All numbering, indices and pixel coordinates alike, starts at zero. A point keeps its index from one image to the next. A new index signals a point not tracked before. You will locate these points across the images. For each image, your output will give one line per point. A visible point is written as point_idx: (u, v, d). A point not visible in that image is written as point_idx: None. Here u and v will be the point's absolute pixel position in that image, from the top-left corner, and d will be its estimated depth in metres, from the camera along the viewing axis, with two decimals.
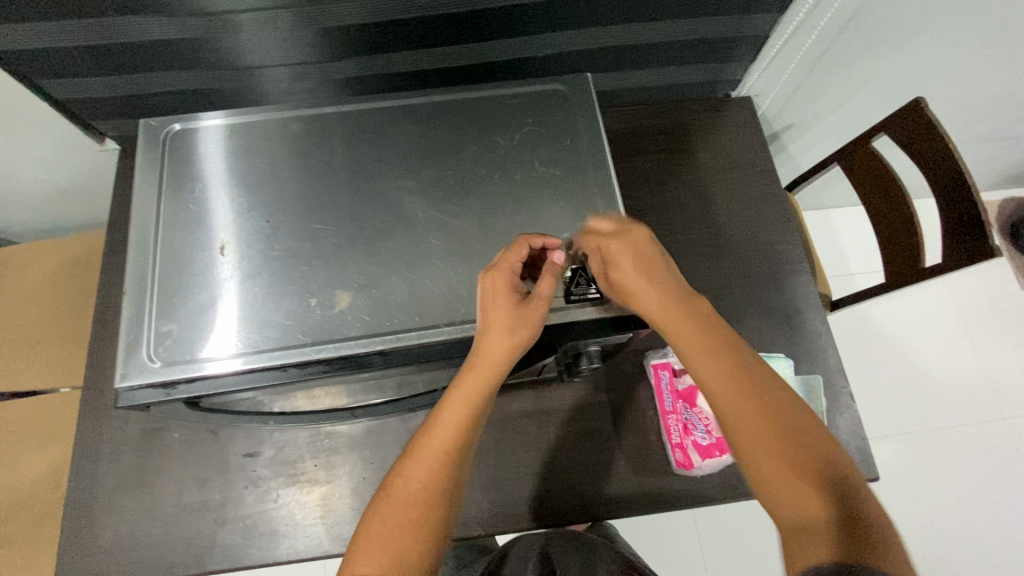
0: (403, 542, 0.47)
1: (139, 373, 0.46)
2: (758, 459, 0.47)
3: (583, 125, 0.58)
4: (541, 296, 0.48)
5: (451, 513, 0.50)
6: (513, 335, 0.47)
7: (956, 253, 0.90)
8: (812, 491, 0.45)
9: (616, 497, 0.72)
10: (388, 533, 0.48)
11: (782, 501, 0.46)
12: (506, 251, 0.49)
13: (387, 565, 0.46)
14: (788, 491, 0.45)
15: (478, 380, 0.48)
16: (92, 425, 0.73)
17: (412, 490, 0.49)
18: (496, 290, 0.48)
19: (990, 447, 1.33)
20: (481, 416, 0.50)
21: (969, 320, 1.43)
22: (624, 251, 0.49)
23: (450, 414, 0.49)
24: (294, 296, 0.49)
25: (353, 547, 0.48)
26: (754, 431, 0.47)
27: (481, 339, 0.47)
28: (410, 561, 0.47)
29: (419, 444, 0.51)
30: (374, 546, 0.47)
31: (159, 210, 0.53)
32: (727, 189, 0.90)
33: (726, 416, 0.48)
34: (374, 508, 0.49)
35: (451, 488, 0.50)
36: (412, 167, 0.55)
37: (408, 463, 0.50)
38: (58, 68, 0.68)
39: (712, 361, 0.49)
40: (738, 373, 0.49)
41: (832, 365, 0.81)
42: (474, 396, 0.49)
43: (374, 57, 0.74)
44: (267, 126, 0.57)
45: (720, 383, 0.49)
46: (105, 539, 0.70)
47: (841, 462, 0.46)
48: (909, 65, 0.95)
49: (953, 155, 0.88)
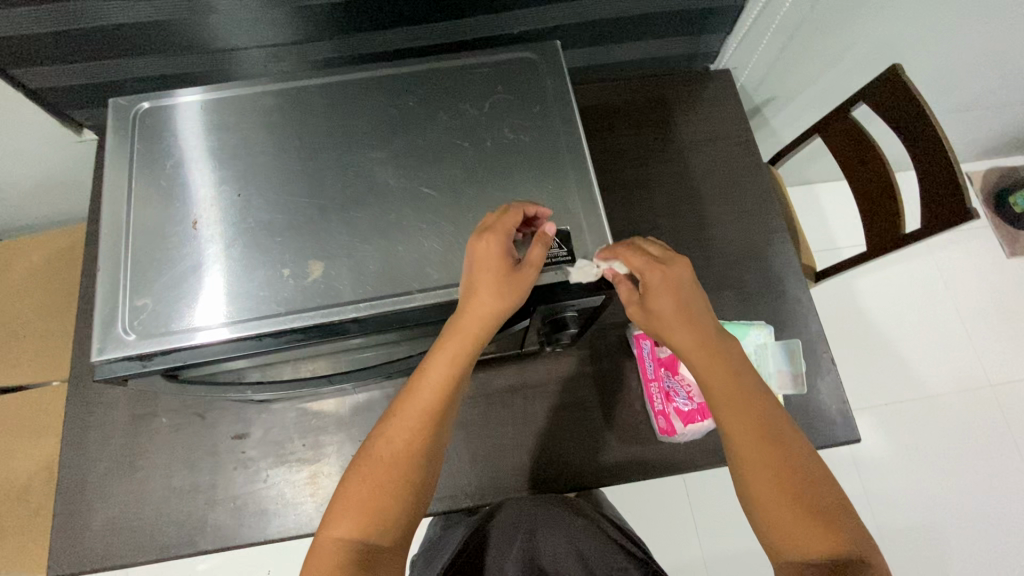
0: (382, 502, 0.49)
1: (115, 346, 0.47)
2: (772, 502, 0.50)
3: (553, 91, 0.59)
4: (530, 263, 0.49)
5: (432, 474, 0.52)
6: (500, 299, 0.47)
7: (934, 216, 0.91)
8: (815, 540, 0.48)
9: (601, 464, 0.73)
10: (367, 494, 0.49)
11: (789, 546, 0.49)
12: (502, 215, 0.49)
13: (367, 524, 0.48)
14: (796, 536, 0.49)
15: (463, 343, 0.49)
16: (80, 412, 0.74)
17: (393, 453, 0.50)
18: (490, 254, 0.47)
19: (978, 414, 1.35)
20: (462, 379, 0.52)
21: (955, 289, 1.44)
22: (662, 283, 0.53)
23: (432, 379, 0.51)
24: (268, 267, 0.49)
25: (333, 506, 0.50)
26: (769, 474, 0.51)
27: (465, 301, 0.48)
28: (389, 521, 0.49)
29: (400, 408, 0.52)
30: (354, 506, 0.49)
31: (131, 186, 0.53)
32: (706, 160, 0.90)
33: (741, 454, 0.52)
34: (355, 469, 0.51)
35: (431, 450, 0.51)
36: (383, 139, 0.55)
37: (391, 426, 0.51)
38: (30, 56, 0.68)
39: (738, 413, 0.53)
40: (760, 431, 0.52)
41: (813, 330, 0.82)
42: (458, 359, 0.50)
43: (349, 37, 0.74)
44: (237, 102, 0.57)
45: (740, 437, 0.52)
46: (96, 524, 0.70)
47: (850, 514, 0.50)
48: (885, 33, 0.96)
49: (929, 119, 0.88)
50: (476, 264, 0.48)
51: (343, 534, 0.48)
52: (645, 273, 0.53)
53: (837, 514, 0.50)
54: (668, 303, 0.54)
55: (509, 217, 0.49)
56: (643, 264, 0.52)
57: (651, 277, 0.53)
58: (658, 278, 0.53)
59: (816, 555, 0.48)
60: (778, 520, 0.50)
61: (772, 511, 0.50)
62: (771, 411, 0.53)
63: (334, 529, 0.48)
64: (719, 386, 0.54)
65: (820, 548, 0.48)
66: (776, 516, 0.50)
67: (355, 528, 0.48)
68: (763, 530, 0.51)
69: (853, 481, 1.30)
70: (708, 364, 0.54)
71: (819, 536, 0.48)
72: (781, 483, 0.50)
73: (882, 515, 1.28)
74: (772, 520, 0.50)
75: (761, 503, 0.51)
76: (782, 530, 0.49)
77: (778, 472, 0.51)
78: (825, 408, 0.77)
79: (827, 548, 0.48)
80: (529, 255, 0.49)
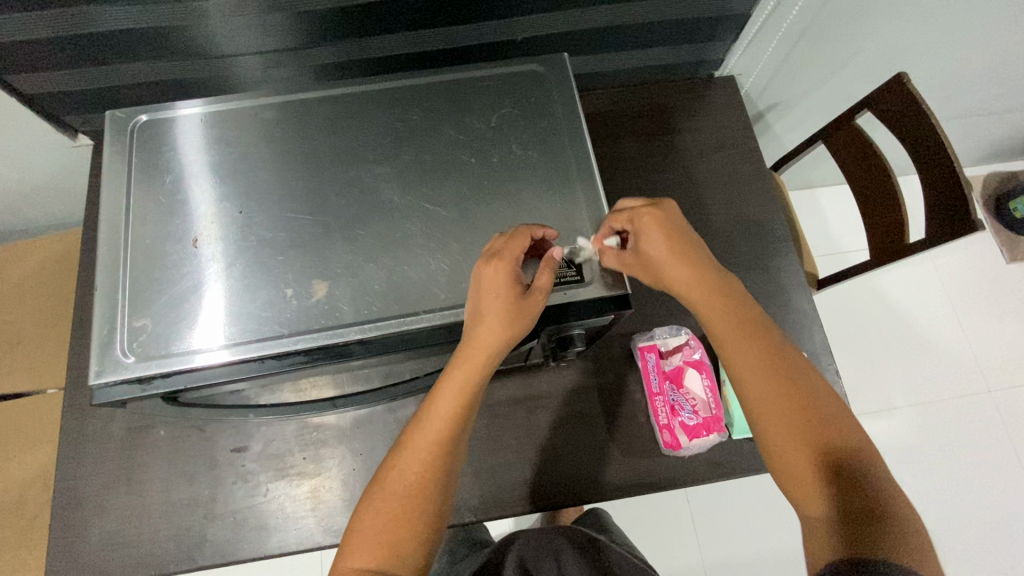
0: (397, 530, 0.49)
1: (113, 369, 0.45)
2: (783, 447, 0.50)
3: (561, 104, 0.58)
4: (538, 288, 0.48)
5: (443, 502, 0.51)
6: (509, 326, 0.46)
7: (940, 226, 0.90)
8: (826, 485, 0.48)
9: (606, 479, 0.73)
10: (381, 526, 0.49)
11: (803, 491, 0.49)
12: (509, 241, 0.48)
13: (381, 555, 0.48)
14: (809, 480, 0.49)
15: (470, 369, 0.49)
16: (76, 425, 0.73)
17: (407, 479, 0.50)
18: (497, 281, 0.46)
19: (977, 419, 1.35)
20: (471, 405, 0.52)
21: (955, 294, 1.44)
22: (654, 224, 0.53)
23: (441, 404, 0.51)
24: (271, 286, 0.48)
25: (347, 540, 0.49)
26: (781, 419, 0.51)
27: (474, 327, 0.47)
28: (405, 551, 0.48)
29: (411, 436, 0.52)
30: (368, 537, 0.48)
31: (129, 202, 0.51)
32: (711, 168, 0.90)
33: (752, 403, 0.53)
34: (368, 500, 0.50)
35: (443, 476, 0.51)
36: (387, 153, 0.54)
37: (402, 455, 0.51)
38: (24, 62, 0.66)
39: (742, 352, 0.53)
40: (768, 369, 0.53)
41: (817, 342, 0.82)
42: (466, 385, 0.50)
43: (351, 43, 0.73)
44: (238, 115, 0.55)
45: (746, 373, 0.53)
46: (92, 539, 0.69)
47: (866, 454, 0.49)
48: (891, 41, 0.95)
49: (934, 128, 0.88)
50: (482, 291, 0.47)
51: (358, 566, 0.47)
52: (635, 220, 0.53)
53: (855, 459, 0.48)
54: (661, 244, 0.53)
55: (516, 241, 0.48)
56: (630, 211, 0.52)
57: (641, 221, 0.52)
58: (652, 224, 0.53)
59: (832, 502, 0.47)
60: (791, 465, 0.50)
61: (785, 456, 0.50)
62: (779, 348, 0.54)
63: (349, 562, 0.48)
64: (726, 332, 0.54)
65: (834, 494, 0.47)
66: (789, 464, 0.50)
67: (370, 559, 0.47)
68: (781, 480, 0.51)
69: None
70: (710, 304, 0.55)
71: (833, 480, 0.48)
72: (795, 429, 0.50)
73: None
74: (785, 464, 0.50)
75: (773, 449, 0.51)
76: (796, 474, 0.49)
77: (786, 407, 0.51)
78: None
79: (843, 493, 0.47)
80: (538, 279, 0.48)
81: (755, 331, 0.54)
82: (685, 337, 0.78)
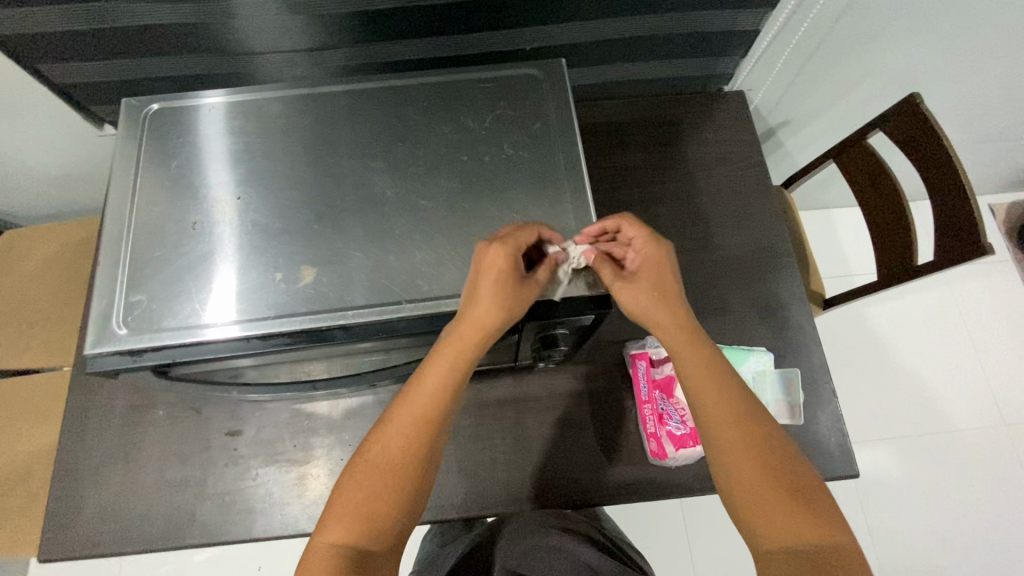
0: (374, 506, 0.49)
1: (107, 340, 0.47)
2: (747, 489, 0.50)
3: (554, 107, 0.59)
4: (535, 280, 0.50)
5: (424, 482, 0.52)
6: (505, 308, 0.47)
7: (949, 249, 0.88)
8: (792, 524, 0.48)
9: (588, 484, 0.73)
10: (360, 500, 0.49)
11: (765, 528, 0.49)
12: (518, 231, 0.50)
13: (357, 531, 0.48)
14: (773, 521, 0.49)
15: (461, 349, 0.49)
16: (80, 400, 0.75)
17: (388, 455, 0.51)
18: (493, 264, 0.47)
19: (991, 452, 1.31)
20: (459, 387, 0.52)
21: (971, 322, 1.41)
22: (654, 258, 0.54)
23: (426, 384, 0.51)
24: (261, 269, 0.50)
25: (326, 512, 0.50)
26: (743, 456, 0.51)
27: (467, 308, 0.48)
28: (382, 528, 0.49)
29: (395, 412, 0.52)
30: (346, 512, 0.49)
31: (135, 184, 0.54)
32: (714, 181, 0.90)
33: (712, 435, 0.53)
34: (350, 473, 0.51)
35: (424, 456, 0.51)
36: (382, 149, 0.56)
37: (386, 431, 0.51)
38: (57, 52, 0.71)
39: (707, 388, 0.53)
40: (732, 408, 0.53)
41: (814, 359, 0.81)
42: (458, 365, 0.50)
43: (364, 47, 0.76)
44: (245, 107, 0.58)
45: (711, 411, 0.53)
46: (86, 512, 0.71)
47: (821, 493, 0.50)
48: (906, 60, 0.94)
49: (946, 149, 0.86)
50: (480, 270, 0.48)
51: (334, 540, 0.48)
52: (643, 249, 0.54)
53: (815, 498, 0.49)
54: (650, 280, 0.53)
55: (523, 232, 0.50)
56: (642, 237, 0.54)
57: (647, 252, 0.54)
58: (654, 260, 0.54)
59: (796, 545, 0.48)
60: (756, 508, 0.50)
61: (751, 498, 0.50)
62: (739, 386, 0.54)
63: (325, 535, 0.48)
64: (701, 380, 0.53)
65: (801, 534, 0.48)
66: (752, 501, 0.50)
67: (346, 534, 0.48)
68: (740, 515, 0.51)
69: (856, 515, 1.26)
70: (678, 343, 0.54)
71: (796, 520, 0.48)
72: (755, 466, 0.51)
73: (886, 555, 1.24)
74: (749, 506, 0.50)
75: (736, 491, 0.51)
76: (763, 517, 0.49)
77: (750, 446, 0.51)
78: (823, 441, 0.76)
79: (806, 537, 0.48)
80: (540, 272, 0.50)
81: (719, 368, 0.54)
82: None
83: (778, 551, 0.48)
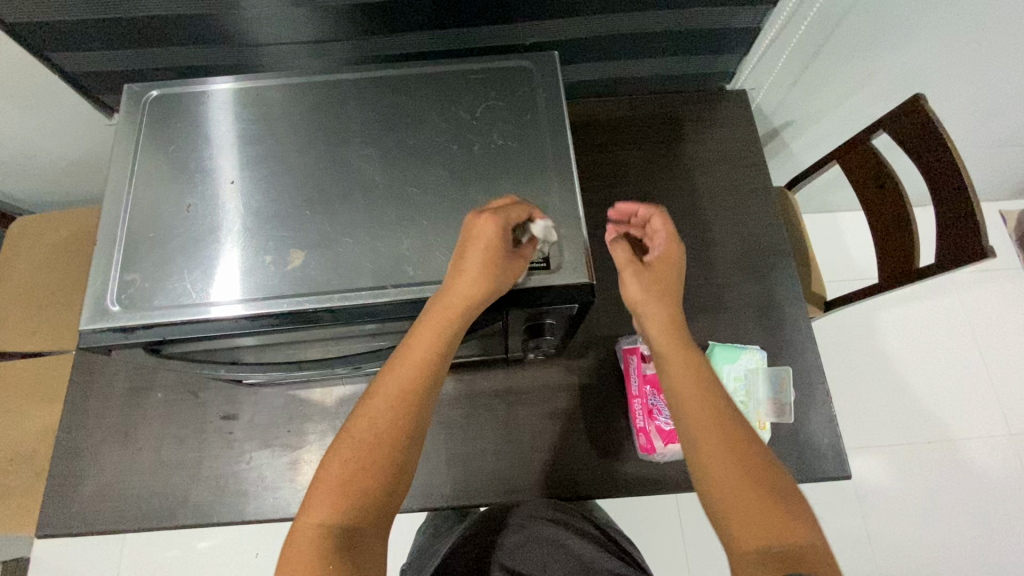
0: (363, 480, 0.50)
1: (102, 318, 0.49)
2: (726, 484, 0.51)
3: (545, 98, 0.60)
4: (521, 256, 0.51)
5: (411, 454, 0.52)
6: (490, 281, 0.48)
7: (951, 252, 0.87)
8: (766, 525, 0.49)
9: (577, 477, 0.73)
10: (345, 478, 0.49)
11: (739, 528, 0.50)
12: (512, 206, 0.51)
13: (344, 508, 0.48)
14: (748, 519, 0.50)
15: (445, 321, 0.49)
16: (83, 381, 0.77)
17: (375, 431, 0.51)
18: (485, 232, 0.48)
19: (995, 461, 1.29)
20: (443, 361, 0.52)
21: (978, 329, 1.39)
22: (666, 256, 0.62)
23: (412, 359, 0.51)
24: (252, 252, 0.51)
25: (312, 492, 0.49)
26: (721, 457, 0.52)
27: (455, 280, 0.48)
28: (369, 505, 0.50)
29: (381, 389, 0.52)
30: (333, 489, 0.49)
31: (134, 167, 0.55)
32: (713, 179, 0.90)
33: (692, 437, 0.54)
34: (335, 450, 0.51)
35: (411, 428, 0.52)
36: (375, 137, 0.57)
37: (371, 406, 0.51)
38: (66, 41, 0.72)
39: (691, 391, 0.56)
40: (714, 413, 0.55)
41: (809, 358, 0.80)
42: (441, 338, 0.50)
43: (365, 39, 0.77)
44: (242, 95, 0.59)
45: (693, 413, 0.55)
46: (85, 489, 0.73)
47: (796, 500, 0.51)
48: (910, 60, 0.93)
49: (950, 151, 0.86)
50: (472, 240, 0.48)
51: (321, 519, 0.48)
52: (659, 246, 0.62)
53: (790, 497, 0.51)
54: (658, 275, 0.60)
55: (517, 209, 0.51)
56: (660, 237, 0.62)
57: (662, 249, 0.62)
58: (665, 259, 0.61)
59: (771, 542, 0.48)
60: (733, 503, 0.51)
61: (726, 497, 0.51)
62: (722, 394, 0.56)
63: (312, 513, 0.48)
64: (681, 384, 0.56)
65: (774, 535, 0.49)
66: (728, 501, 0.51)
67: (334, 512, 0.48)
68: (716, 516, 0.52)
69: (854, 519, 1.25)
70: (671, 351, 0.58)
71: (769, 520, 0.49)
72: (733, 467, 0.52)
73: (885, 561, 1.22)
74: (727, 501, 0.51)
75: (715, 487, 0.52)
76: (738, 516, 0.50)
77: (730, 449, 0.53)
78: (814, 440, 0.76)
79: (779, 539, 0.48)
80: (525, 248, 0.51)
81: (703, 375, 0.57)
82: None
83: (753, 546, 0.49)
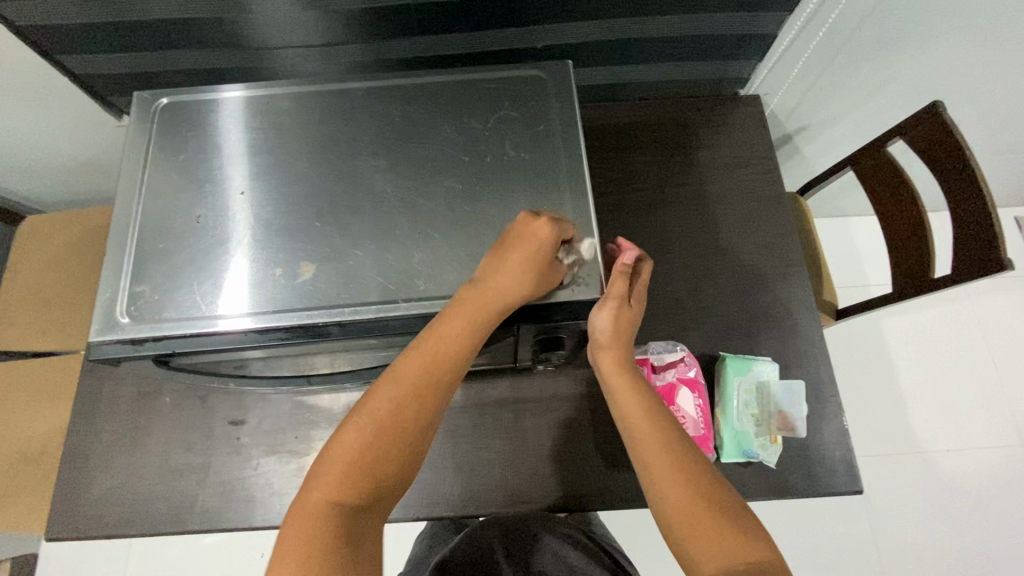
0: (374, 465, 0.47)
1: (111, 329, 0.48)
2: (687, 517, 0.52)
3: (558, 109, 0.59)
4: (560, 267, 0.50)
5: (423, 441, 0.49)
6: (528, 282, 0.48)
7: (968, 262, 0.86)
8: (723, 545, 0.50)
9: (586, 488, 0.73)
10: (354, 457, 0.46)
11: (696, 550, 0.51)
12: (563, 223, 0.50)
13: (351, 489, 0.45)
14: (703, 542, 0.51)
15: (472, 306, 0.48)
16: (91, 384, 0.77)
17: (389, 413, 0.48)
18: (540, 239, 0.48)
19: (1007, 471, 1.27)
20: (467, 347, 0.49)
21: (990, 338, 1.37)
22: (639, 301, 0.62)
23: (436, 339, 0.48)
24: (261, 264, 0.51)
25: (318, 470, 0.46)
26: (673, 481, 0.54)
27: (494, 273, 0.48)
28: (376, 487, 0.47)
29: (398, 370, 0.49)
30: (341, 469, 0.46)
31: (143, 176, 0.55)
32: (726, 186, 0.88)
33: (644, 464, 0.57)
34: (345, 428, 0.48)
35: (429, 411, 0.49)
36: (386, 146, 0.56)
37: (385, 386, 0.48)
38: (76, 43, 0.72)
39: (638, 420, 0.58)
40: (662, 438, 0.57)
41: (821, 370, 0.79)
42: (467, 322, 0.48)
43: (374, 44, 0.76)
44: (250, 102, 0.59)
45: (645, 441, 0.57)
46: (93, 493, 0.73)
47: (747, 518, 0.53)
48: (928, 67, 0.92)
49: (969, 161, 0.84)
50: (530, 241, 0.48)
51: (328, 498, 0.45)
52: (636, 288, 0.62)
53: (745, 518, 0.52)
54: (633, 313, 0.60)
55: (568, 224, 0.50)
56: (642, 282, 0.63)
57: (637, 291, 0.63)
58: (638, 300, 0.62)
59: (730, 562, 0.50)
60: (692, 538, 0.51)
61: (682, 519, 0.53)
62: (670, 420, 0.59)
63: (317, 491, 0.45)
64: (631, 410, 0.59)
65: (728, 555, 0.50)
66: (686, 524, 0.52)
67: (344, 491, 0.45)
68: (674, 542, 0.53)
69: (862, 528, 1.24)
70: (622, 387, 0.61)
71: (724, 539, 0.51)
72: (685, 488, 0.54)
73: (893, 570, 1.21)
74: (686, 538, 0.52)
75: (673, 518, 0.53)
76: (696, 539, 0.51)
77: (679, 471, 0.55)
78: (826, 453, 0.75)
79: (733, 558, 0.50)
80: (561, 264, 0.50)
81: (649, 404, 0.59)
82: (681, 354, 0.78)
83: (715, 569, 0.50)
